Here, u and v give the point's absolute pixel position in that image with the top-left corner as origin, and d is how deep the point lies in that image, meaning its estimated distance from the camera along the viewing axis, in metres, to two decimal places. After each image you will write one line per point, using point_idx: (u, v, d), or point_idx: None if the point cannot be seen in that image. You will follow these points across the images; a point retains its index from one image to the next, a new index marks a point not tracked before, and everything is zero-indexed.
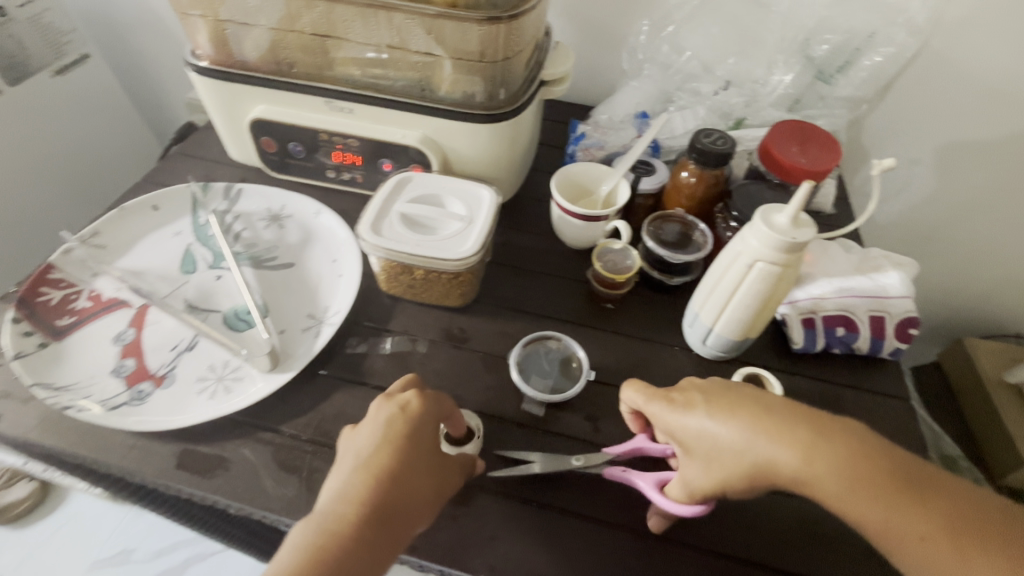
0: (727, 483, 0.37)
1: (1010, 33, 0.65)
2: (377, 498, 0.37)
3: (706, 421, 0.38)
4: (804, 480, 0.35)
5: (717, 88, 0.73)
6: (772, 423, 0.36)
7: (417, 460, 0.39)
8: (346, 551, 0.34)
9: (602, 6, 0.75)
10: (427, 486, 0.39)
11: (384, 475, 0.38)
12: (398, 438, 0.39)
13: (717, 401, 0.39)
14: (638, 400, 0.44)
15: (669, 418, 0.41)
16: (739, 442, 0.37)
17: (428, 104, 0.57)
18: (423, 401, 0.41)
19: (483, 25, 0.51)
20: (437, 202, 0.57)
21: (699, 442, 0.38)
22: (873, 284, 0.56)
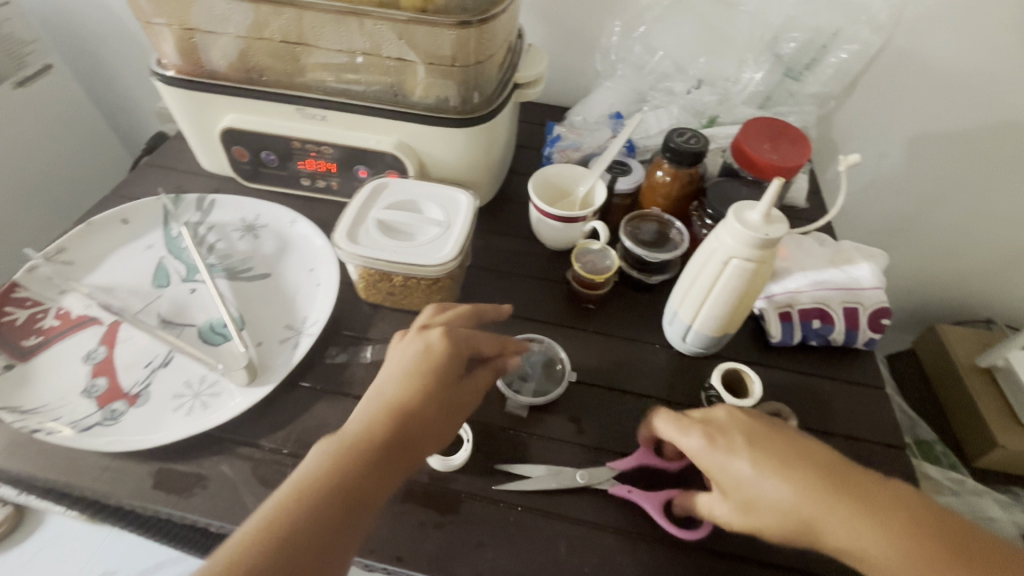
0: (762, 530, 0.37)
1: (967, 28, 0.67)
2: (394, 423, 0.38)
3: (750, 472, 0.37)
4: (845, 543, 0.35)
5: (689, 87, 0.74)
6: (822, 484, 0.36)
7: (438, 397, 0.40)
8: (359, 473, 0.36)
9: (574, 8, 0.75)
10: (442, 415, 0.40)
11: (407, 402, 0.39)
12: (421, 372, 0.41)
13: (763, 449, 0.38)
14: (672, 430, 0.42)
15: (709, 458, 0.39)
16: (786, 495, 0.36)
17: (402, 109, 0.57)
18: (447, 341, 0.42)
19: (454, 29, 0.51)
20: (414, 206, 0.57)
21: (738, 489, 0.38)
22: (846, 276, 0.57)
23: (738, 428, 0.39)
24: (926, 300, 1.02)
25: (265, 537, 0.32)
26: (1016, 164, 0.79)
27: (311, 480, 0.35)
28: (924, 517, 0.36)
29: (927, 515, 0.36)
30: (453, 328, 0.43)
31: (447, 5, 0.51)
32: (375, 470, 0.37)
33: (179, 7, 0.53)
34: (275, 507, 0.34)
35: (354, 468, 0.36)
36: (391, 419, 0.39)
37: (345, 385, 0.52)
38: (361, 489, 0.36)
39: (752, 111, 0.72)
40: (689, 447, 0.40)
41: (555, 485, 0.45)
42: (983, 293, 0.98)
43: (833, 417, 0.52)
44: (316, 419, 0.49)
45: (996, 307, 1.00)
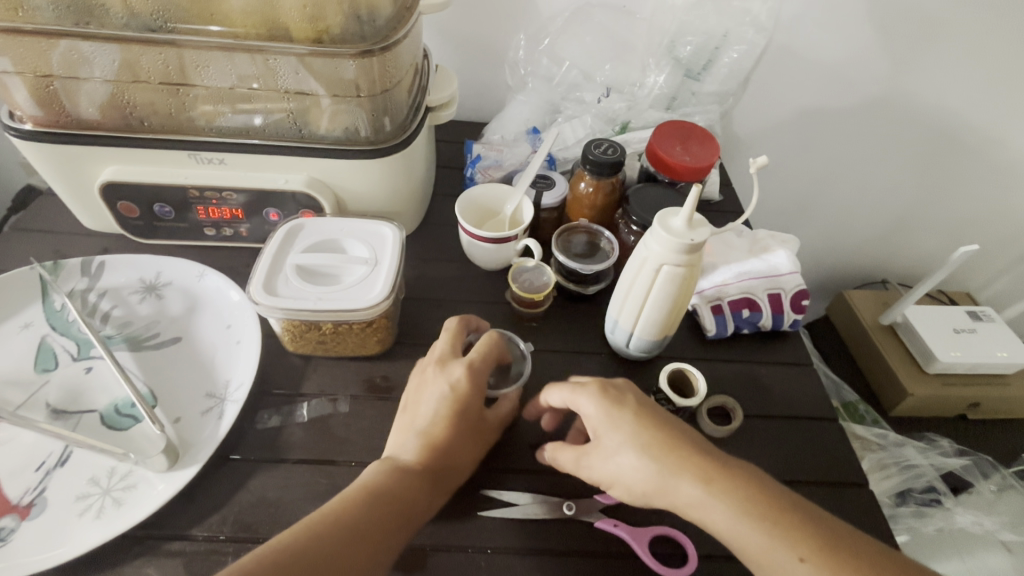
0: (621, 480, 0.40)
1: (834, 24, 0.74)
2: (433, 458, 0.43)
3: (623, 430, 0.40)
4: (687, 502, 0.38)
5: (599, 96, 0.76)
6: (680, 448, 0.39)
7: (466, 428, 0.45)
8: (409, 495, 0.40)
9: (477, 24, 0.75)
10: (470, 448, 0.45)
11: (446, 437, 0.43)
12: (454, 414, 0.44)
13: (636, 410, 0.41)
14: (566, 393, 0.43)
15: (593, 417, 0.41)
16: (650, 458, 0.39)
17: (309, 145, 0.53)
18: (470, 377, 0.45)
19: (356, 59, 0.49)
20: (338, 245, 0.54)
21: (607, 443, 0.41)
22: (765, 264, 0.60)
23: (627, 392, 0.42)
24: (830, 269, 1.12)
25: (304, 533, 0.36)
26: (889, 139, 0.88)
27: (360, 494, 0.39)
28: (771, 489, 0.37)
29: (775, 490, 0.38)
30: (469, 359, 0.46)
31: (347, 34, 0.48)
32: (424, 493, 0.41)
33: (30, 52, 0.47)
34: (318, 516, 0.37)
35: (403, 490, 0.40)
36: (431, 450, 0.43)
37: (283, 451, 0.48)
38: (413, 507, 0.40)
39: (660, 113, 0.75)
40: (580, 407, 0.42)
41: (541, 513, 0.45)
42: (877, 257, 1.09)
43: (773, 401, 0.55)
44: (254, 493, 0.45)
45: (889, 268, 1.11)
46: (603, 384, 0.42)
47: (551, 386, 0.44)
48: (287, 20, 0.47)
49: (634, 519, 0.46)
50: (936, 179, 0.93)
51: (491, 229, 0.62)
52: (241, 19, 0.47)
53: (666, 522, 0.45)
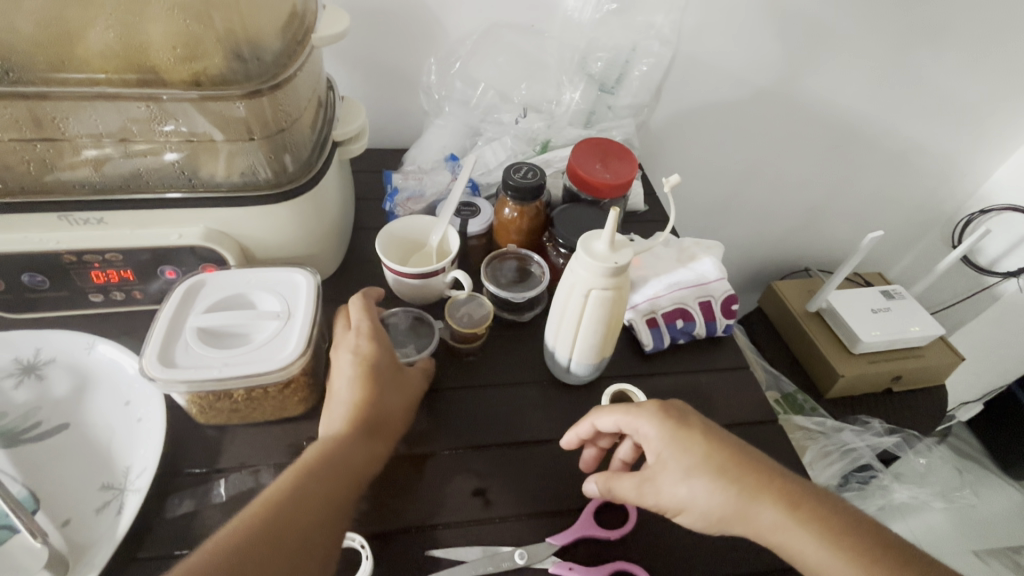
0: (693, 508, 0.40)
1: (732, 33, 0.77)
2: (361, 417, 0.43)
3: (693, 453, 0.39)
4: (769, 528, 0.38)
5: (517, 116, 0.75)
6: (756, 472, 0.39)
7: (385, 383, 0.45)
8: (342, 460, 0.41)
9: (384, 50, 0.72)
10: (397, 400, 0.46)
11: (364, 397, 0.43)
12: (365, 375, 0.44)
13: (702, 432, 0.40)
14: (622, 417, 0.42)
15: (657, 441, 0.40)
16: (724, 482, 0.39)
17: (203, 195, 0.49)
18: (370, 338, 0.46)
19: (246, 101, 0.45)
20: (244, 299, 0.49)
21: (674, 468, 0.40)
22: (694, 273, 0.60)
23: (689, 414, 0.41)
24: (757, 262, 1.17)
25: (243, 523, 0.36)
26: (795, 137, 0.92)
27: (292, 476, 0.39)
28: (851, 519, 0.38)
29: (854, 519, 0.38)
30: (362, 326, 0.47)
31: (230, 75, 0.45)
32: (357, 453, 0.41)
33: None
34: (256, 506, 0.37)
35: (337, 458, 0.40)
36: (355, 415, 0.43)
37: (199, 541, 0.42)
38: (348, 468, 0.41)
39: (579, 130, 0.75)
40: (639, 430, 0.41)
41: (494, 568, 0.42)
42: (798, 247, 1.15)
43: (716, 410, 0.55)
44: None
45: (808, 256, 1.18)
46: (660, 404, 0.41)
47: (604, 410, 0.43)
48: (158, 62, 0.45)
49: (589, 559, 0.44)
50: (841, 171, 0.99)
51: (418, 264, 0.59)
52: (106, 64, 0.44)
53: (619, 558, 0.44)
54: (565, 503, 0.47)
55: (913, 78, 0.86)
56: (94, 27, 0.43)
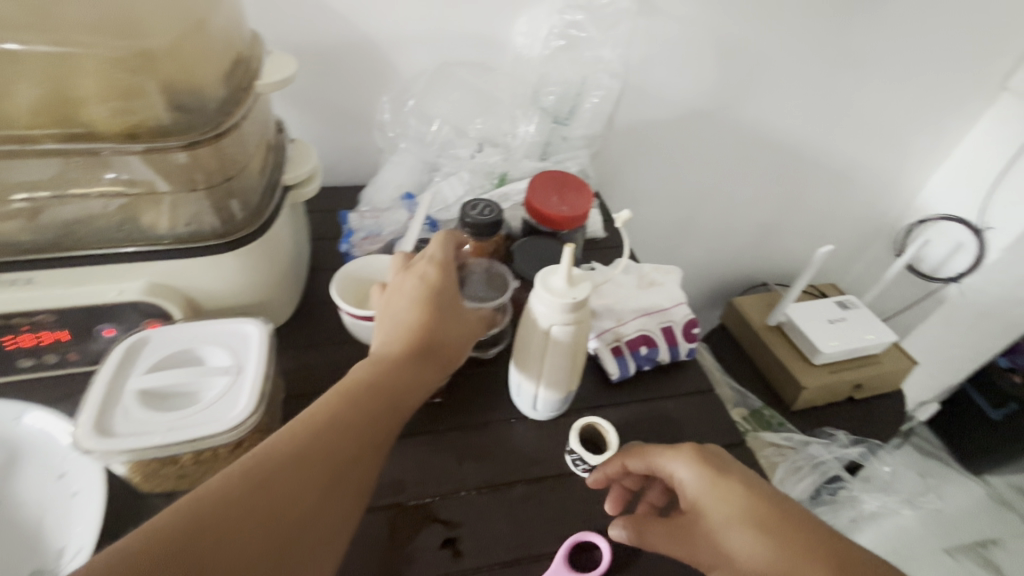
0: (730, 562, 0.39)
1: (677, 64, 0.80)
2: (417, 340, 0.43)
3: (730, 497, 0.40)
4: None
5: (473, 151, 0.75)
6: (800, 531, 0.38)
7: (445, 311, 0.45)
8: (394, 379, 0.41)
9: (336, 90, 0.72)
10: (458, 329, 0.45)
11: (423, 320, 0.43)
12: (427, 299, 0.44)
13: (741, 480, 0.41)
14: (655, 459, 0.44)
15: (692, 485, 0.42)
16: (765, 534, 0.38)
17: (144, 249, 0.46)
18: (437, 268, 0.46)
19: (188, 151, 0.44)
20: (194, 355, 0.47)
21: (711, 511, 0.40)
22: (653, 300, 0.61)
23: (727, 462, 0.42)
24: (717, 280, 1.20)
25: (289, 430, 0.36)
26: (744, 158, 0.96)
27: (344, 390, 0.39)
28: None
29: None
30: (434, 257, 0.47)
31: (171, 126, 0.44)
32: (408, 375, 0.41)
33: None
34: (309, 411, 0.38)
35: (390, 381, 0.40)
36: (411, 337, 0.43)
37: None
38: (396, 389, 0.40)
39: (536, 162, 0.76)
40: (675, 472, 0.43)
41: None
42: (755, 263, 1.18)
43: (685, 436, 0.55)
44: None
45: (765, 271, 1.21)
46: (696, 448, 0.43)
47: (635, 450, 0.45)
48: (89, 115, 0.43)
49: None
50: (788, 189, 1.04)
51: None
52: (33, 119, 0.42)
53: None
54: (539, 547, 0.45)
55: (848, 100, 0.91)
56: (18, 81, 0.41)
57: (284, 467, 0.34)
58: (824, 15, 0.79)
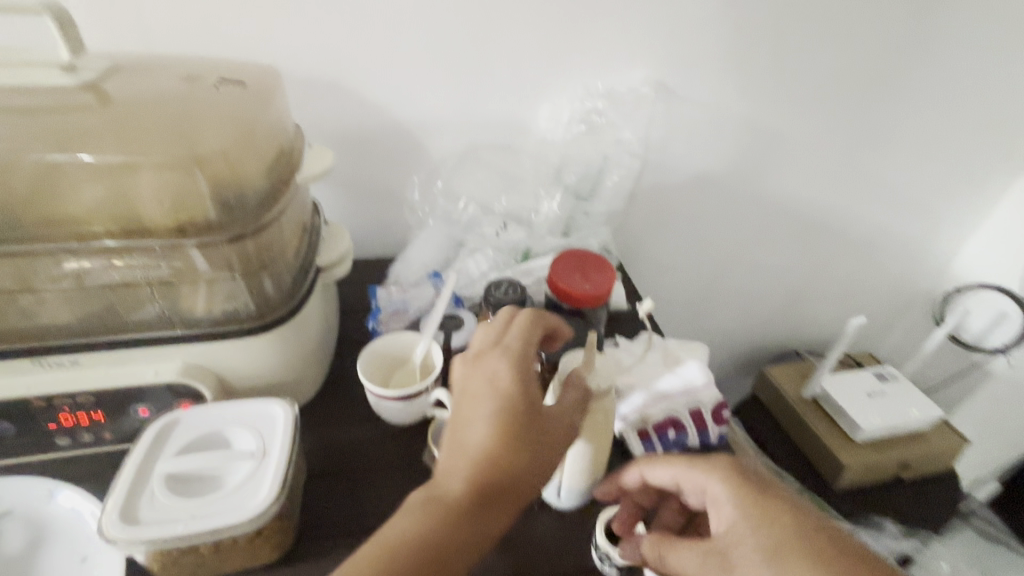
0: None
1: (695, 143, 0.83)
2: (482, 480, 0.40)
3: (763, 523, 0.41)
4: None
5: (497, 230, 0.76)
6: (833, 554, 0.39)
7: (519, 440, 0.41)
8: (452, 530, 0.39)
9: (371, 172, 0.77)
10: (533, 457, 0.41)
11: (491, 455, 0.40)
12: (497, 424, 0.41)
13: (772, 500, 0.42)
14: (678, 470, 0.47)
15: (727, 506, 0.43)
16: (803, 557, 0.39)
17: (182, 332, 0.49)
18: (513, 379, 0.42)
19: (231, 244, 0.47)
20: (219, 436, 0.47)
21: (744, 539, 0.41)
22: (681, 379, 0.58)
23: (752, 477, 0.44)
24: (745, 347, 1.17)
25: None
26: (767, 228, 0.96)
27: (403, 540, 0.38)
28: None
29: None
30: (509, 366, 0.43)
31: (216, 221, 0.47)
32: (468, 523, 0.39)
33: None
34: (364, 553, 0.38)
35: (448, 532, 0.39)
36: (475, 475, 0.40)
37: None
38: (456, 541, 0.39)
39: (558, 238, 0.78)
40: (711, 490, 0.44)
41: None
42: (785, 331, 1.15)
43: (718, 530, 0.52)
44: None
45: (796, 339, 1.18)
46: (732, 463, 0.45)
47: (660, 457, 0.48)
48: (145, 212, 0.47)
49: None
50: (815, 257, 1.03)
51: (402, 382, 0.59)
52: (94, 217, 0.46)
53: None
54: None
55: (870, 172, 0.91)
56: (83, 184, 0.45)
57: None
58: (840, 97, 0.82)
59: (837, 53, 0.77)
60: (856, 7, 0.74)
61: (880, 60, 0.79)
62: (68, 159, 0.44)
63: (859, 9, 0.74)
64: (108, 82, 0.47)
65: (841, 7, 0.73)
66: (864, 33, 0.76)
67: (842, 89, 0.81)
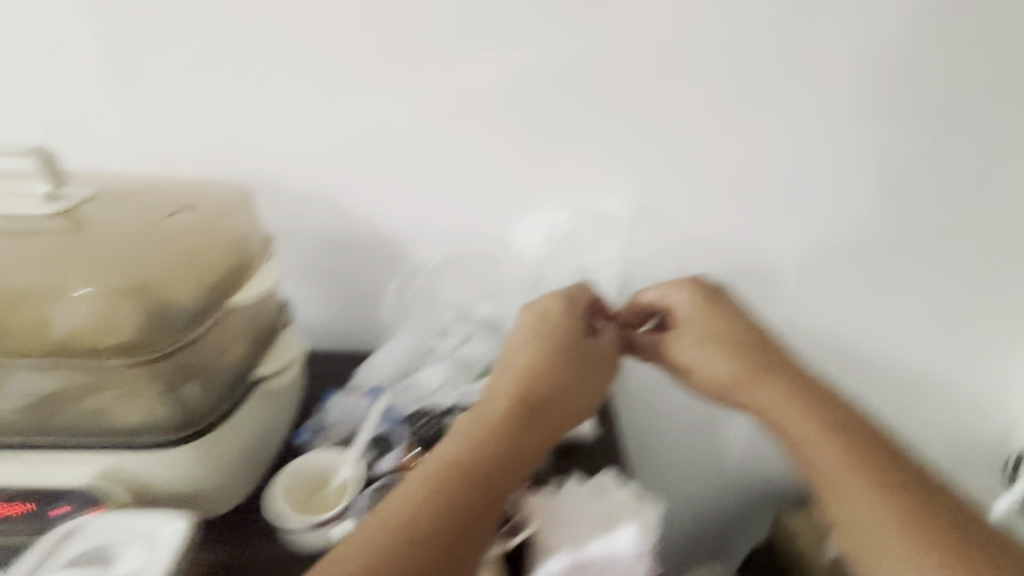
0: (730, 379, 0.61)
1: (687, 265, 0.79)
2: (519, 393, 0.56)
3: (716, 356, 0.63)
4: (779, 410, 0.58)
5: (458, 342, 0.75)
6: (800, 377, 0.60)
7: (559, 362, 0.60)
8: (501, 440, 0.52)
9: (355, 274, 0.80)
10: (569, 385, 0.59)
11: (531, 366, 0.59)
12: (542, 338, 0.61)
13: (738, 329, 0.64)
14: (664, 291, 0.67)
15: (686, 305, 0.66)
16: (760, 369, 0.61)
17: (107, 438, 0.51)
18: (553, 328, 0.62)
19: (150, 363, 0.50)
20: (108, 551, 0.48)
21: (706, 328, 0.64)
22: (606, 549, 0.51)
23: (706, 304, 0.66)
24: (770, 494, 1.01)
25: (417, 493, 0.48)
26: None
27: (452, 473, 0.49)
28: (877, 447, 0.53)
29: (886, 449, 0.53)
30: (554, 316, 0.63)
31: (137, 341, 0.50)
32: (512, 423, 0.54)
33: None
34: (430, 468, 0.50)
35: (501, 444, 0.52)
36: (516, 392, 0.56)
37: None
38: (507, 455, 0.52)
39: None
40: (673, 300, 0.67)
41: None
42: None
43: None
44: None
45: None
46: (694, 283, 0.68)
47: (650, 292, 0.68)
48: (78, 335, 0.49)
49: None
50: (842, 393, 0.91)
51: (319, 507, 0.58)
52: (32, 345, 0.49)
53: None
54: None
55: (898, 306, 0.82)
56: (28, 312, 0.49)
57: (418, 535, 0.45)
58: (848, 228, 0.76)
59: (837, 183, 0.73)
60: (852, 143, 0.71)
61: (888, 193, 0.74)
62: (19, 294, 0.48)
63: (853, 142, 0.71)
64: (90, 206, 0.54)
65: (832, 140, 0.71)
66: (864, 169, 0.73)
67: (849, 217, 0.75)
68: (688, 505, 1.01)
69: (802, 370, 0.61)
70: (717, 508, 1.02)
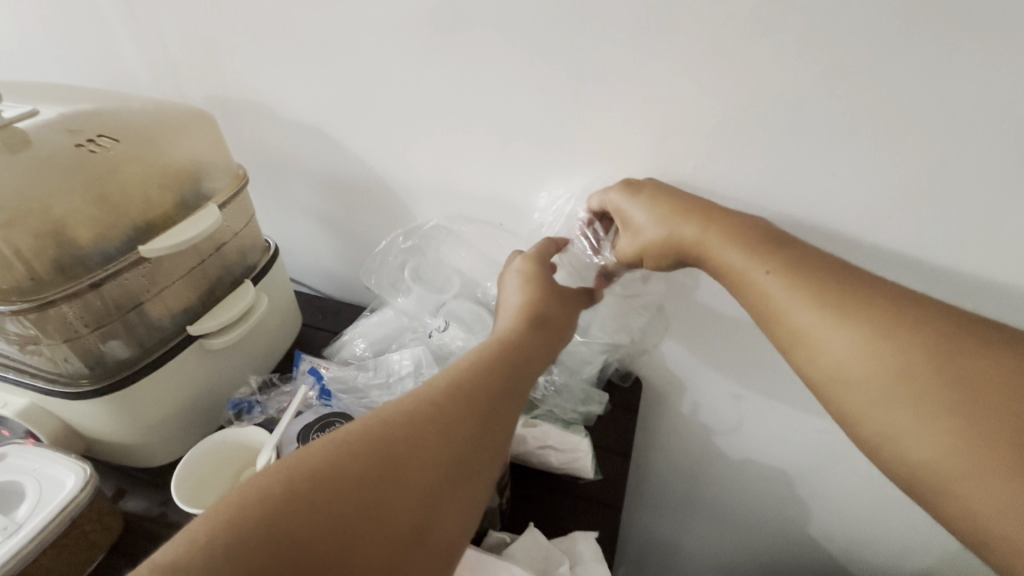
0: (734, 278, 0.44)
1: None
2: (522, 318, 0.48)
3: (682, 228, 0.46)
4: (798, 322, 0.39)
5: (436, 327, 0.63)
6: (801, 266, 0.40)
7: (559, 290, 0.52)
8: (519, 363, 0.44)
9: (355, 222, 0.71)
10: (569, 311, 0.51)
11: (528, 299, 0.50)
12: (529, 274, 0.52)
13: (694, 212, 0.46)
14: (618, 196, 0.51)
15: (641, 208, 0.49)
16: (742, 248, 0.43)
17: (30, 376, 0.50)
18: (532, 261, 0.53)
19: (31, 312, 0.44)
20: (15, 486, 0.47)
21: (658, 232, 0.48)
22: None
23: (654, 186, 0.49)
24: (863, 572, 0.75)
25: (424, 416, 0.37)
26: None
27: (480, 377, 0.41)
28: (938, 363, 0.34)
29: (953, 361, 0.34)
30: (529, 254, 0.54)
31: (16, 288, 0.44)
32: (536, 344, 0.46)
33: None
34: (445, 389, 0.40)
35: (521, 343, 0.45)
36: (527, 312, 0.48)
37: None
38: (534, 352, 0.46)
39: None
40: (630, 212, 0.50)
41: None
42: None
43: None
44: None
45: None
46: (629, 186, 0.50)
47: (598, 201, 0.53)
48: None
49: None
50: None
51: None
52: None
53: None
54: None
55: None
56: None
57: (403, 449, 0.35)
58: None
59: None
60: None
61: None
62: None
63: None
64: (24, 121, 0.47)
65: None
66: None
67: None
68: (735, 545, 0.83)
69: (864, 269, 0.40)
70: (773, 559, 0.81)
